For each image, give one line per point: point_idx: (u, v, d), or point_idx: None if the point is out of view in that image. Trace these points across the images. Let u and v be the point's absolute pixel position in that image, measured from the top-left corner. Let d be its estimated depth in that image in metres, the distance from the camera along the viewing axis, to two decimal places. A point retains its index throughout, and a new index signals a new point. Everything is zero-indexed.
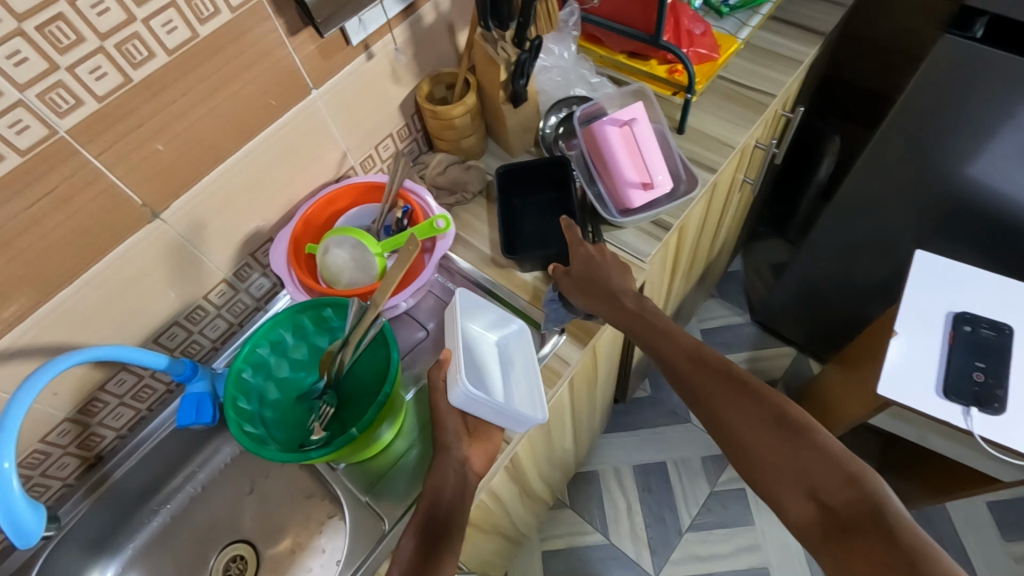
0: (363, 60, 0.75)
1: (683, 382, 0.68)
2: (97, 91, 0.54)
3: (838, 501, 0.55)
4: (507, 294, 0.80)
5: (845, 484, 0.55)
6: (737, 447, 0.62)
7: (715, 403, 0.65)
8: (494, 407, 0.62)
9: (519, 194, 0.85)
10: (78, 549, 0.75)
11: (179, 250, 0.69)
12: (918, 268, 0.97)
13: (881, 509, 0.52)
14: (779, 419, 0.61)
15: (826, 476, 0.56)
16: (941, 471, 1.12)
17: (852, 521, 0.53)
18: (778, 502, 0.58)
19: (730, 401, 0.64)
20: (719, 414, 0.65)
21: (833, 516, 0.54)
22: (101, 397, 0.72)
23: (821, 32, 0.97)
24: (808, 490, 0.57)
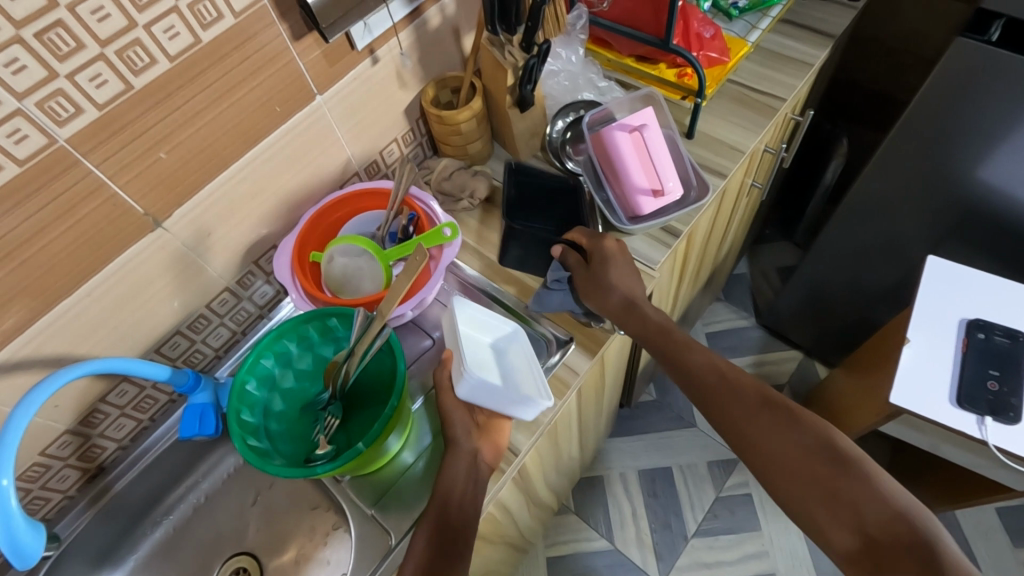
0: (369, 65, 0.74)
1: (709, 408, 0.68)
2: (97, 99, 0.53)
3: (879, 527, 0.54)
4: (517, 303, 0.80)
5: (892, 517, 0.54)
6: (776, 474, 0.62)
7: (744, 430, 0.64)
8: (498, 392, 0.62)
9: (520, 212, 0.81)
10: (79, 562, 0.74)
11: (182, 259, 0.68)
12: (929, 274, 0.96)
13: (923, 534, 0.52)
14: (826, 451, 0.60)
15: (868, 503, 0.56)
16: (952, 478, 1.10)
17: (901, 546, 0.53)
18: (820, 529, 0.58)
19: (769, 426, 0.63)
20: (748, 442, 0.64)
21: (878, 542, 0.54)
22: (102, 409, 0.70)
23: (831, 35, 0.96)
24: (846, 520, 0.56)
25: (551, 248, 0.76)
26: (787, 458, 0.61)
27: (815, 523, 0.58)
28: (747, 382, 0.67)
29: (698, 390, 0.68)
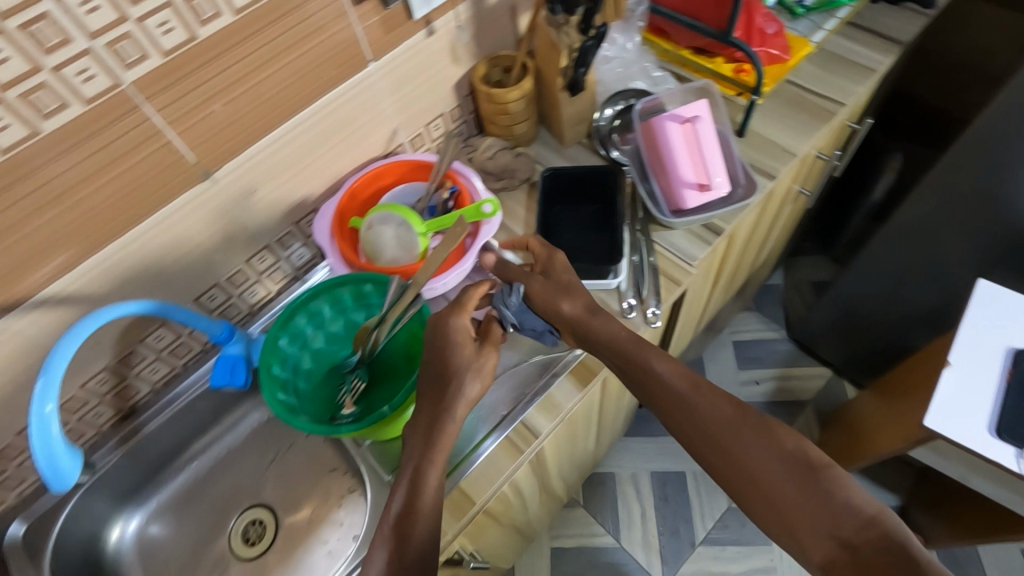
0: (424, 36, 0.74)
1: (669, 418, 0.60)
2: (163, 45, 0.54)
3: (863, 543, 0.48)
4: None
5: (864, 524, 0.49)
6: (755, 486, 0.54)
7: (720, 452, 0.56)
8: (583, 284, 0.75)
9: (560, 223, 0.82)
10: (107, 496, 0.77)
11: (227, 214, 0.70)
12: (979, 298, 0.92)
13: (906, 549, 0.46)
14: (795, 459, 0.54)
15: (849, 517, 0.50)
16: (979, 513, 1.06)
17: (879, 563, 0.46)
18: (799, 546, 0.51)
19: (741, 438, 0.56)
20: (722, 460, 0.56)
21: (862, 561, 0.47)
22: (140, 350, 0.73)
23: (899, 41, 0.92)
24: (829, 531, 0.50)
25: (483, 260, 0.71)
26: (762, 480, 0.54)
27: (793, 540, 0.51)
28: (725, 394, 0.59)
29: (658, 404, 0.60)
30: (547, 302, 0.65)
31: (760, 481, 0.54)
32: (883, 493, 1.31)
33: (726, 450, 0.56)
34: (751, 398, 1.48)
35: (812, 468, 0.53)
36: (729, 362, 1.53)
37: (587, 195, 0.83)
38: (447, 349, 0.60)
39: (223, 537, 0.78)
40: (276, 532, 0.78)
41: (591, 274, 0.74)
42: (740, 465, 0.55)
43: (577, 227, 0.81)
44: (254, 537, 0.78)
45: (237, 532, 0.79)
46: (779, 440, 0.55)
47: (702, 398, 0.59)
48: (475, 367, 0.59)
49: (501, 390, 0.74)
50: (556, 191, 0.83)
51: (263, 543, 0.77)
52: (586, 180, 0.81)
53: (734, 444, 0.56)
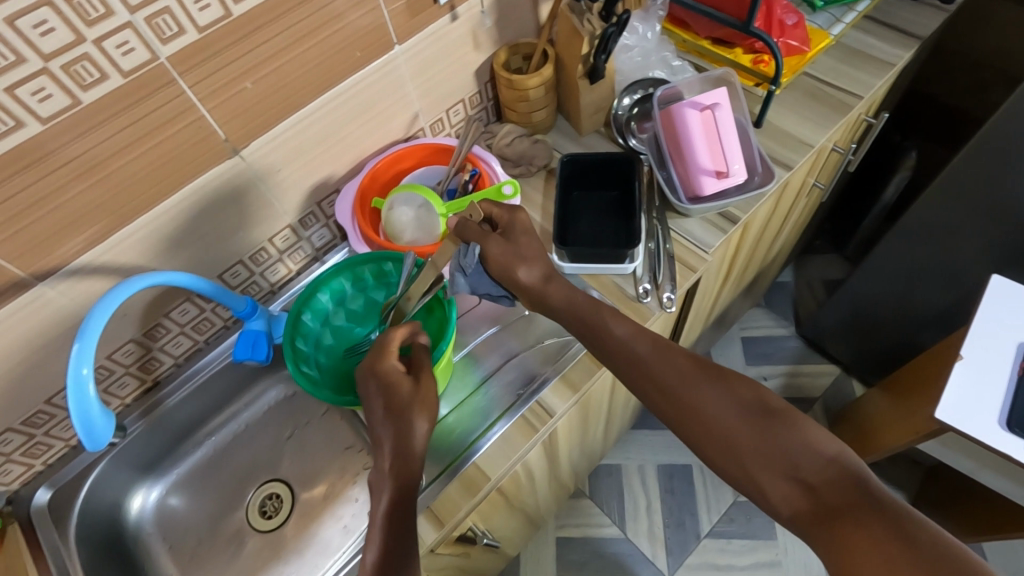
0: (448, 21, 0.75)
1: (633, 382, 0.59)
2: (199, 21, 0.56)
3: (823, 484, 0.50)
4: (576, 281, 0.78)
5: (828, 466, 0.51)
6: (721, 441, 0.54)
7: (683, 411, 0.57)
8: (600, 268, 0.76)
9: (578, 209, 0.82)
10: (129, 466, 0.79)
11: (253, 191, 0.71)
12: (992, 293, 0.92)
13: (864, 484, 0.49)
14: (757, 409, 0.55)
15: (810, 460, 0.51)
16: (987, 510, 1.07)
17: (841, 501, 0.49)
18: (764, 495, 0.52)
19: (705, 393, 0.56)
20: (686, 419, 0.57)
21: (823, 501, 0.50)
22: (165, 324, 0.74)
23: (919, 36, 0.92)
24: (792, 474, 0.51)
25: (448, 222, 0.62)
26: (729, 436, 0.54)
27: (757, 490, 0.53)
28: (683, 352, 0.60)
29: (623, 370, 0.60)
30: (504, 272, 0.61)
31: (725, 438, 0.54)
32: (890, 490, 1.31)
33: (691, 407, 0.56)
34: None
35: (770, 414, 0.54)
36: (737, 358, 1.54)
37: (606, 182, 0.83)
38: (388, 394, 0.58)
39: (241, 510, 0.80)
40: (292, 506, 0.79)
41: (608, 259, 0.75)
42: (704, 424, 0.56)
43: (595, 212, 0.82)
44: (271, 511, 0.80)
45: (254, 505, 0.80)
46: (740, 394, 0.56)
47: (664, 360, 0.59)
48: (420, 400, 0.57)
49: (514, 372, 0.76)
50: (574, 177, 0.83)
51: (279, 516, 0.79)
52: (606, 165, 0.81)
53: (698, 402, 0.56)
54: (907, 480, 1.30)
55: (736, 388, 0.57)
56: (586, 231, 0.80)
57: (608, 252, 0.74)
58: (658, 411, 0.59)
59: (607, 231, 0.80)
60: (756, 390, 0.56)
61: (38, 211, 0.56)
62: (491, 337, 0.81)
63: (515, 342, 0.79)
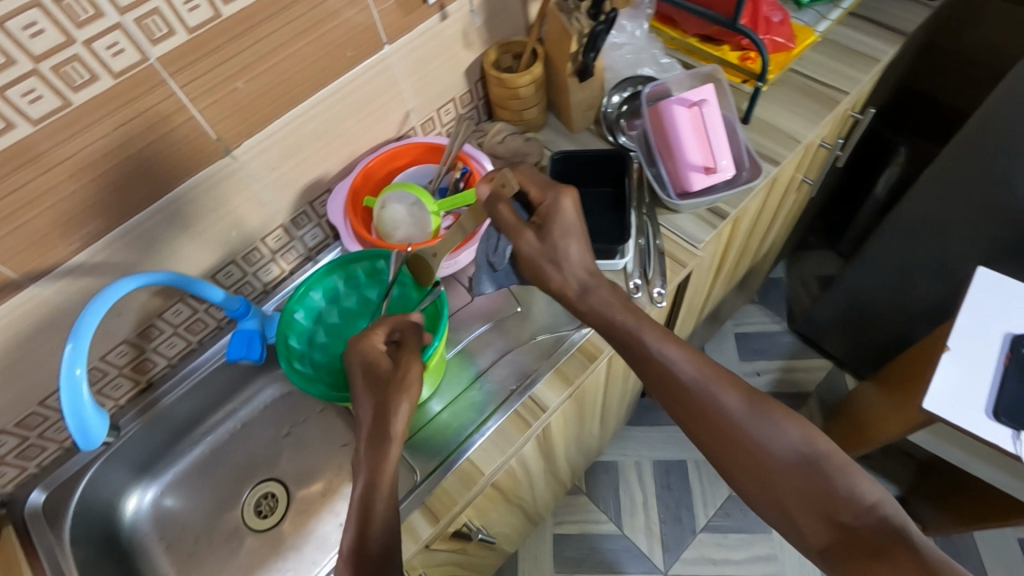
0: (438, 20, 0.76)
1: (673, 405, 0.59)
2: (189, 21, 0.56)
3: (862, 527, 0.51)
4: None
5: (869, 513, 0.51)
6: (759, 477, 0.55)
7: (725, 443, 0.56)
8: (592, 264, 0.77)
9: None
10: (125, 467, 0.79)
11: (245, 191, 0.71)
12: (978, 285, 0.93)
13: (905, 531, 0.50)
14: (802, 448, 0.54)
15: (851, 504, 0.52)
16: (978, 501, 1.08)
17: (878, 545, 0.49)
18: (796, 529, 0.54)
19: (750, 428, 0.55)
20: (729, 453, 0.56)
21: (860, 541, 0.50)
22: (159, 324, 0.75)
23: (905, 32, 0.93)
24: (828, 516, 0.52)
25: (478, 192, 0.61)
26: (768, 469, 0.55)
27: (790, 522, 0.54)
28: (729, 380, 0.58)
29: (664, 392, 0.59)
30: (536, 272, 0.62)
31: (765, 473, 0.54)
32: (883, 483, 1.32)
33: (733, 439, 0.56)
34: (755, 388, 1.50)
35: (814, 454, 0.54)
36: (732, 353, 1.55)
37: (598, 178, 0.84)
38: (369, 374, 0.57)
39: (236, 509, 0.80)
40: (289, 505, 0.80)
41: (599, 255, 0.75)
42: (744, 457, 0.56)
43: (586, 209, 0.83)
44: (267, 510, 0.80)
45: (250, 505, 0.80)
46: (787, 429, 0.55)
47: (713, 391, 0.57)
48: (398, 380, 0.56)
49: (511, 367, 0.76)
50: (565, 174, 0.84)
51: (275, 515, 0.79)
52: (596, 162, 0.82)
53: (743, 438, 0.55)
54: (900, 473, 1.31)
55: (781, 423, 0.56)
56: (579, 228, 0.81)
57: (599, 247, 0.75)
58: (697, 436, 0.58)
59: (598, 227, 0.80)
60: (806, 427, 0.55)
61: (31, 211, 0.56)
62: (485, 334, 0.80)
63: (511, 338, 0.79)
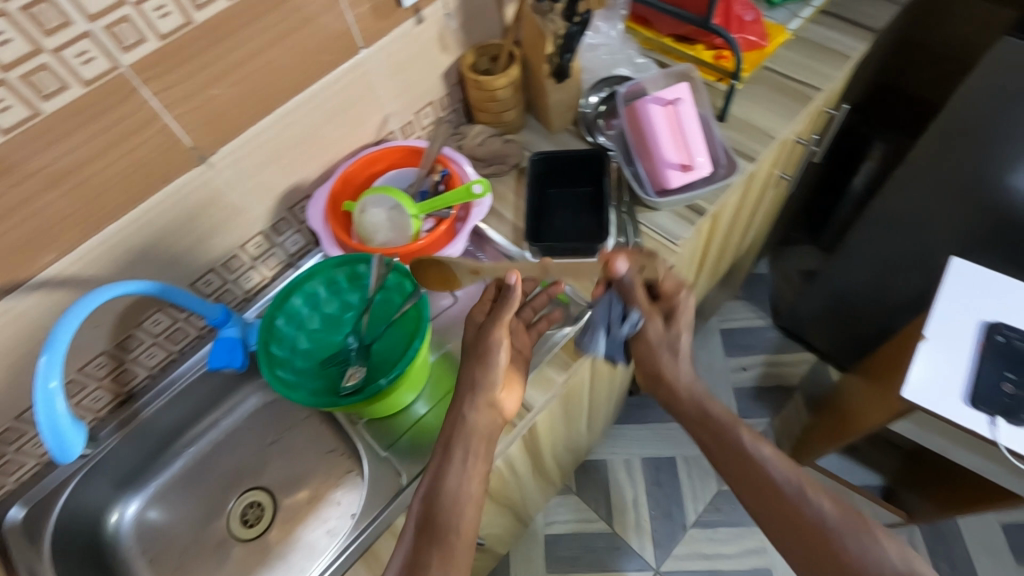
0: (414, 24, 0.76)
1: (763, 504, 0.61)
2: (160, 28, 0.56)
3: None
4: None
5: None
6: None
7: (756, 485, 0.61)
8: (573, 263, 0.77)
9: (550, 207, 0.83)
10: (107, 480, 0.78)
11: (223, 198, 0.71)
12: (952, 275, 0.95)
13: None
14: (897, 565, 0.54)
15: None
16: (960, 486, 1.10)
17: None
18: None
19: (843, 536, 0.56)
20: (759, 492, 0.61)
21: None
22: (138, 334, 0.74)
23: (874, 29, 0.95)
24: None
25: (615, 258, 0.65)
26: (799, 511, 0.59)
27: None
28: (824, 489, 0.60)
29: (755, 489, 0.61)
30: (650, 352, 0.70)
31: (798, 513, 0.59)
32: (868, 473, 1.34)
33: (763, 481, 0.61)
34: (740, 383, 1.51)
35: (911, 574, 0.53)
36: (718, 350, 1.56)
37: (578, 178, 0.84)
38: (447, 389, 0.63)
39: (222, 519, 0.80)
40: (275, 513, 0.79)
41: (578, 254, 0.76)
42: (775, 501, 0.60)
43: (566, 209, 0.83)
44: (253, 519, 0.79)
45: (236, 514, 0.80)
46: (884, 545, 0.55)
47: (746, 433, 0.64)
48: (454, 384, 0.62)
49: None
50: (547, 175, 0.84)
51: (262, 524, 0.78)
52: (575, 163, 0.83)
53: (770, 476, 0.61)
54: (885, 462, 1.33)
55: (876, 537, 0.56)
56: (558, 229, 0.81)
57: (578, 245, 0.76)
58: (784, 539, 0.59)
59: (578, 227, 0.80)
60: (901, 544, 0.55)
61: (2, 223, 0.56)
62: None
63: None
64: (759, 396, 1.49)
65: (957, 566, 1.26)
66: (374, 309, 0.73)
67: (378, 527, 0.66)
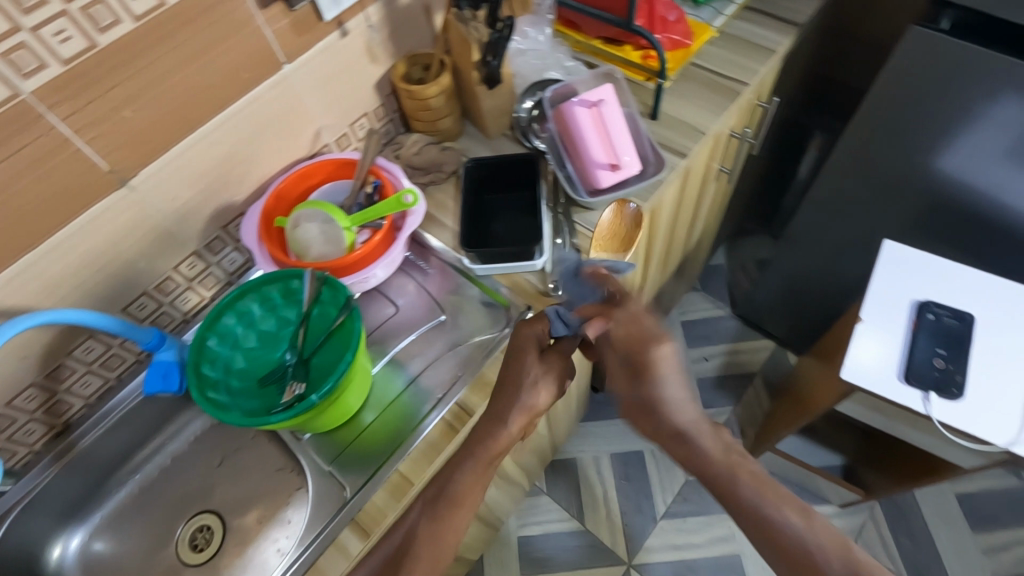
0: (338, 37, 0.76)
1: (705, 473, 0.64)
2: (62, 53, 0.55)
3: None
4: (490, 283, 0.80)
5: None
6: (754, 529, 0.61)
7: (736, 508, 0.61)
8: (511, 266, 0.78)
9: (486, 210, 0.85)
10: (46, 514, 0.76)
11: (148, 220, 0.70)
12: (885, 258, 0.99)
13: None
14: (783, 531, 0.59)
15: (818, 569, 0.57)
16: (910, 461, 1.13)
17: None
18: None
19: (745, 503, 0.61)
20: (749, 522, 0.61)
21: None
22: (69, 364, 0.73)
23: (797, 23, 0.98)
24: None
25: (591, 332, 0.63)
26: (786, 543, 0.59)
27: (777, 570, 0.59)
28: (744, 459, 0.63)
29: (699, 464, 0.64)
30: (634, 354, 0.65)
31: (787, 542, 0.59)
32: (828, 454, 1.35)
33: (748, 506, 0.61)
34: (702, 374, 1.52)
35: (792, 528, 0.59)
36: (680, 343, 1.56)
37: (511, 180, 0.85)
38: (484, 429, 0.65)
39: (171, 546, 0.78)
40: (224, 535, 0.77)
41: (516, 257, 0.77)
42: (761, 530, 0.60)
43: (502, 211, 0.85)
44: (202, 543, 0.78)
45: (185, 540, 0.78)
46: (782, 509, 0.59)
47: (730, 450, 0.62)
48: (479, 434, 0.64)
49: (437, 372, 0.77)
50: (483, 181, 0.85)
51: (211, 548, 0.77)
52: (509, 167, 0.84)
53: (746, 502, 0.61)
54: None
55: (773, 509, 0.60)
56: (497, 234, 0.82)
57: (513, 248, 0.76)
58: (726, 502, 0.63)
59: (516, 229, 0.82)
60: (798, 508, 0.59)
61: None
62: (414, 343, 0.80)
63: (439, 344, 0.79)
64: (721, 386, 1.50)
65: (917, 538, 1.29)
66: (311, 323, 0.72)
67: (322, 542, 0.65)
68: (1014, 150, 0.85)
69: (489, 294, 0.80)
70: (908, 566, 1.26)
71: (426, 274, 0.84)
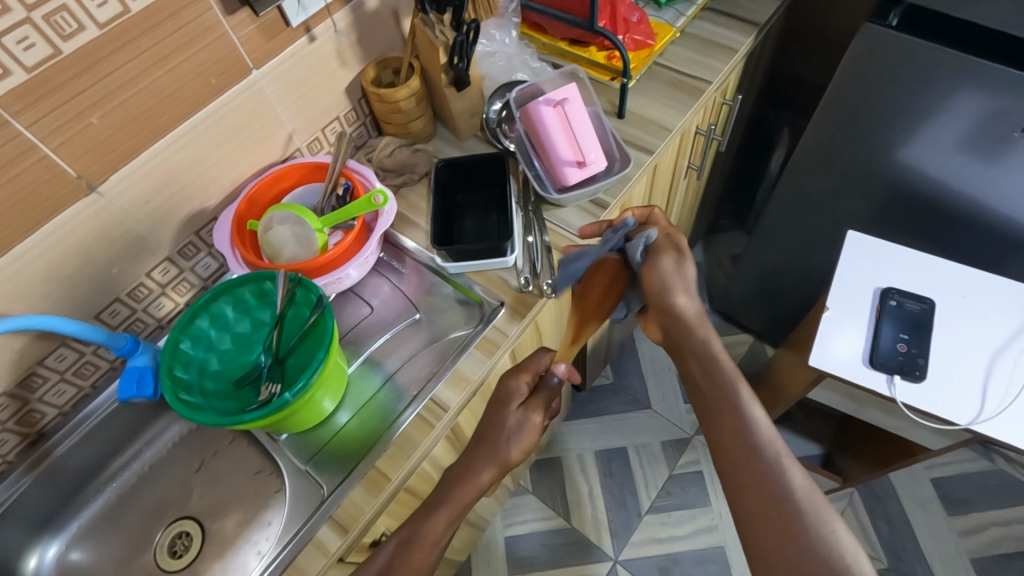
0: (306, 43, 0.77)
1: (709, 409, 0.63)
2: (26, 60, 0.56)
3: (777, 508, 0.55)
4: (463, 281, 0.81)
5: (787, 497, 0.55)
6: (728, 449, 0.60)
7: (716, 418, 0.62)
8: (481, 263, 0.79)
9: (457, 210, 0.87)
10: (19, 524, 0.76)
11: (117, 225, 0.70)
12: (850, 247, 1.02)
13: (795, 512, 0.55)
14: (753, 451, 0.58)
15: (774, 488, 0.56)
16: (880, 444, 1.16)
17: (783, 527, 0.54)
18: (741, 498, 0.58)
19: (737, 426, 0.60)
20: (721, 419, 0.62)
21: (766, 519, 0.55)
22: (41, 372, 0.73)
23: (756, 23, 1.01)
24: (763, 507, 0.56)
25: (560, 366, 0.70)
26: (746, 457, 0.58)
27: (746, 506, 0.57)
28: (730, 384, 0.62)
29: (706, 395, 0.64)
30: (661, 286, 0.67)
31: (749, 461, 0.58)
32: (807, 443, 1.38)
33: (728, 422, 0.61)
34: None
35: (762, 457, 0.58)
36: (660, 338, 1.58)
37: (482, 179, 0.88)
38: None
39: (150, 552, 0.78)
40: (203, 540, 0.77)
41: (488, 255, 0.78)
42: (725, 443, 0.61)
43: (474, 211, 0.86)
44: (181, 549, 0.77)
45: (164, 546, 0.78)
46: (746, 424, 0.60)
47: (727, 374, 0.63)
48: None
49: (412, 370, 0.77)
50: (453, 180, 0.87)
51: (190, 553, 0.77)
52: (479, 165, 0.85)
53: (728, 416, 0.61)
54: (824, 432, 1.38)
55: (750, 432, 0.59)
56: (470, 235, 0.84)
57: (483, 244, 0.77)
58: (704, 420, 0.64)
59: (488, 228, 0.84)
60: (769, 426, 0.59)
61: None
62: (388, 341, 0.81)
63: (414, 341, 0.80)
64: None
65: (895, 524, 1.31)
66: (285, 324, 0.73)
67: (298, 541, 0.66)
68: (965, 142, 0.89)
69: (462, 291, 0.81)
70: (886, 550, 1.28)
71: (399, 274, 0.85)
